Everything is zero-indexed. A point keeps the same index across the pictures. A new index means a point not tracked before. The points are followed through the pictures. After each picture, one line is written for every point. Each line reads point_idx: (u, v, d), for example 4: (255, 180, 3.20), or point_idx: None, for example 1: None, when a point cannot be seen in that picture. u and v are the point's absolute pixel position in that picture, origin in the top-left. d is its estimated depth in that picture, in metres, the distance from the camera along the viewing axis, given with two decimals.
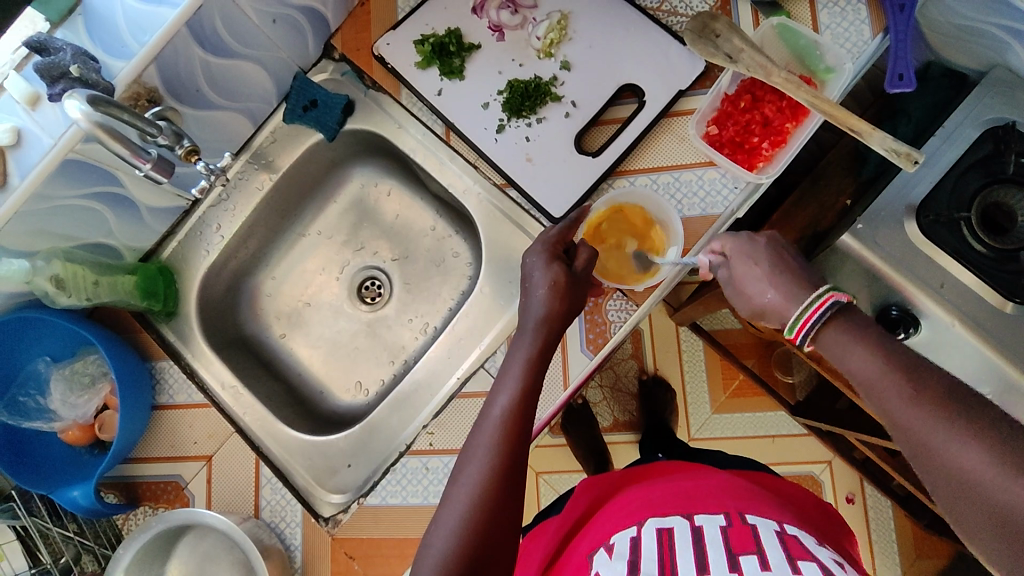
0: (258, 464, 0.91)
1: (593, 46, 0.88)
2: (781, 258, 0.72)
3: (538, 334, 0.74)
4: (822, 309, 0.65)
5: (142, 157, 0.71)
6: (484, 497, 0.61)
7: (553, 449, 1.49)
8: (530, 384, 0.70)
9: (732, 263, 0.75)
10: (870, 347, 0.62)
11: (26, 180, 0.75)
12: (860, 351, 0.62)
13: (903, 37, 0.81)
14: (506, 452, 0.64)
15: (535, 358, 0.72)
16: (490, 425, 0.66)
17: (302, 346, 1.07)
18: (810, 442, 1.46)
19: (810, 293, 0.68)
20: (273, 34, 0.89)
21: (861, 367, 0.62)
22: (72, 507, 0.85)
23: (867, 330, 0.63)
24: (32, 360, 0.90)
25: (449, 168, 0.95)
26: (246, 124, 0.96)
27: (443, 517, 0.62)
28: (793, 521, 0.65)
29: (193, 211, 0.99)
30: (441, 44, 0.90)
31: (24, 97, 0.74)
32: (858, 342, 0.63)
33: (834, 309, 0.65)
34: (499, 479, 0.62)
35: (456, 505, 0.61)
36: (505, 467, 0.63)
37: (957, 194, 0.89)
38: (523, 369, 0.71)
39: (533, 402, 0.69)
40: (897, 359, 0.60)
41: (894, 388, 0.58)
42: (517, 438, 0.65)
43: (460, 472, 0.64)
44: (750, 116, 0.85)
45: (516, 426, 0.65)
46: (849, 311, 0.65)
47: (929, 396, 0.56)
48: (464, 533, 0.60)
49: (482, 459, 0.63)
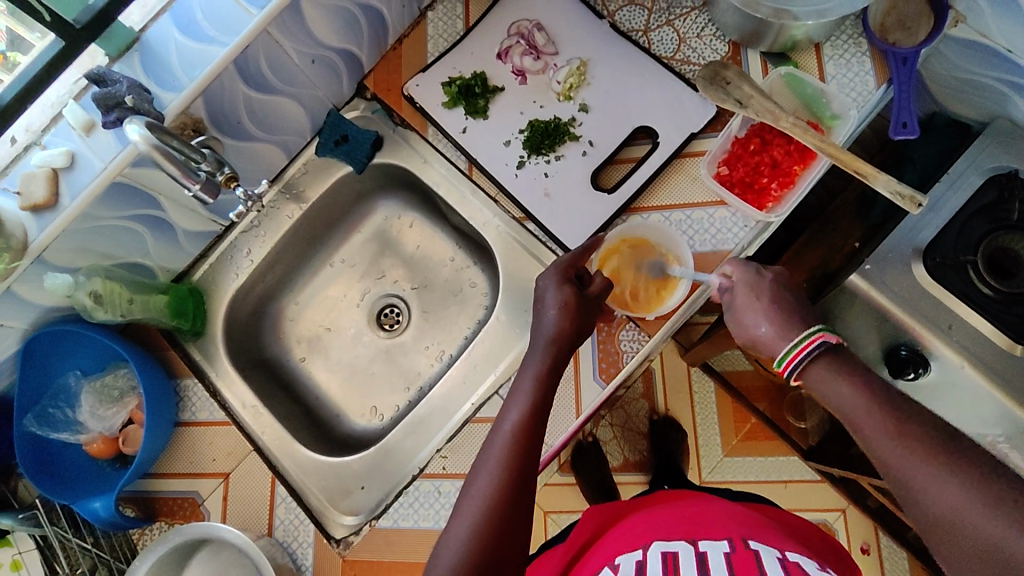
0: (273, 484, 0.92)
1: (610, 91, 0.94)
2: (779, 291, 0.75)
3: (547, 353, 0.76)
4: (808, 349, 0.68)
5: (192, 178, 0.77)
6: (492, 509, 0.63)
7: (561, 487, 1.48)
8: (539, 401, 0.72)
9: (736, 294, 0.78)
10: (852, 383, 0.64)
11: (76, 200, 0.80)
12: (842, 388, 0.64)
13: (905, 89, 0.86)
14: (514, 465, 0.66)
15: (544, 375, 0.74)
16: (501, 439, 0.68)
17: (321, 370, 1.10)
18: (824, 488, 1.45)
19: (800, 333, 0.70)
20: (311, 74, 0.95)
21: (845, 403, 0.64)
22: (91, 518, 0.87)
23: (851, 367, 0.66)
24: (63, 373, 0.93)
25: (470, 202, 1.00)
26: (280, 155, 1.02)
27: (453, 528, 0.63)
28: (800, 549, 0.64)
29: (226, 235, 1.04)
30: (468, 86, 0.96)
31: (79, 123, 0.81)
32: (841, 378, 0.65)
33: (822, 348, 0.67)
34: (505, 492, 0.64)
35: (466, 516, 0.63)
36: (512, 480, 0.65)
37: (963, 238, 0.91)
38: (533, 387, 0.73)
39: (543, 418, 0.71)
40: (880, 395, 0.62)
41: (874, 423, 0.60)
42: (526, 451, 0.67)
43: (470, 483, 0.66)
44: (759, 158, 0.88)
45: (525, 440, 0.68)
46: (836, 351, 0.67)
47: (911, 430, 0.58)
48: (473, 542, 0.61)
49: (492, 471, 0.65)
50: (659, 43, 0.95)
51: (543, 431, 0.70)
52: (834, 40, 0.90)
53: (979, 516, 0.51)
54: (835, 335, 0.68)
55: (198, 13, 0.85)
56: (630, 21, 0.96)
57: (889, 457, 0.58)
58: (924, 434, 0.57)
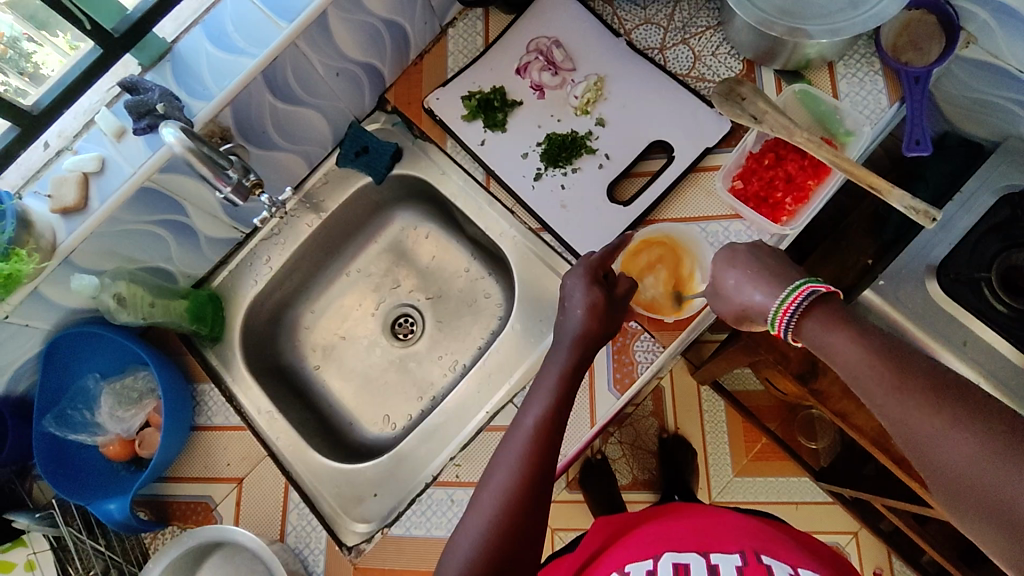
0: (287, 489, 0.92)
1: (625, 107, 0.96)
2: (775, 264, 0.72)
3: (572, 351, 0.76)
4: (800, 301, 0.66)
5: (224, 180, 0.79)
6: (511, 502, 0.63)
7: (569, 505, 1.47)
8: (562, 398, 0.72)
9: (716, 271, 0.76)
10: (851, 333, 0.61)
11: (105, 204, 0.82)
12: (841, 341, 0.62)
13: (919, 106, 0.88)
14: (533, 458, 0.66)
15: (569, 372, 0.74)
16: (522, 436, 0.68)
17: (335, 378, 1.11)
18: (835, 511, 1.43)
19: (788, 286, 0.68)
20: (335, 86, 0.97)
21: (842, 354, 0.61)
22: (107, 519, 0.87)
23: (847, 316, 0.63)
24: (82, 375, 0.95)
25: (487, 213, 1.01)
26: (302, 165, 1.04)
27: (471, 520, 0.64)
28: (810, 564, 0.64)
29: (246, 243, 1.05)
30: (487, 100, 0.98)
31: (111, 130, 0.83)
32: (838, 329, 0.63)
33: (811, 299, 0.65)
34: (524, 486, 0.64)
35: (484, 509, 0.63)
36: (531, 475, 0.65)
37: (976, 256, 0.91)
38: (556, 384, 0.73)
39: (566, 416, 0.71)
40: (877, 343, 0.60)
41: (876, 375, 0.58)
42: (547, 446, 0.67)
43: (489, 476, 0.66)
44: (774, 173, 0.89)
45: (546, 436, 0.67)
46: (826, 300, 0.65)
47: (912, 379, 0.56)
48: (491, 534, 0.62)
49: (512, 467, 0.65)
50: (675, 61, 0.97)
51: (565, 427, 0.70)
52: (847, 59, 0.92)
53: (992, 470, 0.50)
54: (825, 284, 0.66)
55: (229, 25, 0.88)
56: (646, 39, 0.98)
57: (895, 410, 0.56)
58: (929, 387, 0.55)
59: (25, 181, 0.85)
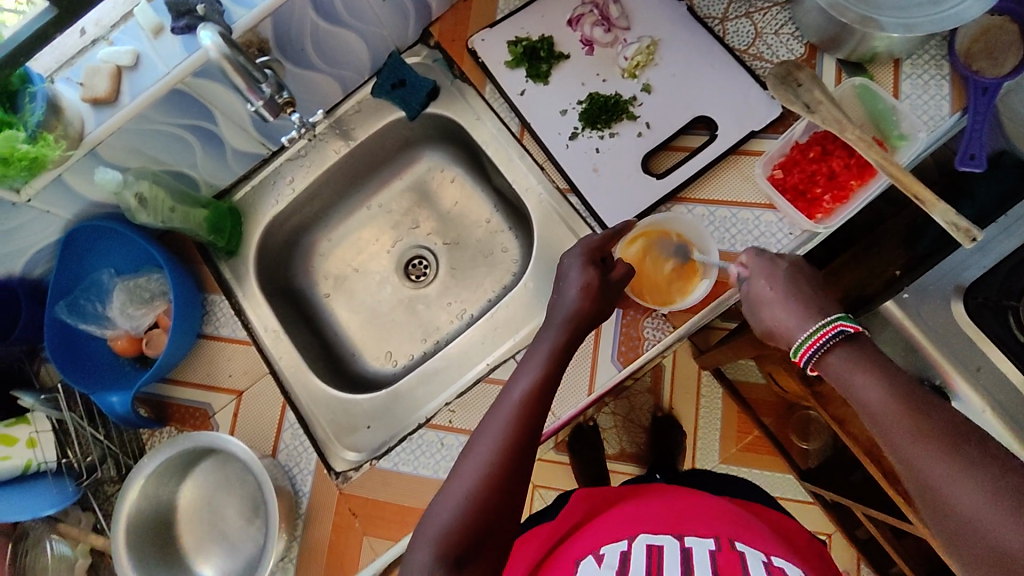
0: (284, 409, 0.94)
1: (676, 75, 0.92)
2: (800, 282, 0.74)
3: (562, 330, 0.76)
4: (822, 339, 0.67)
5: (257, 93, 0.77)
6: (492, 473, 0.64)
7: (553, 465, 1.50)
8: (550, 373, 0.72)
9: (752, 281, 0.77)
10: (875, 375, 0.62)
11: (136, 100, 0.81)
12: (863, 380, 0.62)
13: (980, 120, 0.83)
14: (516, 432, 0.66)
15: (558, 348, 0.74)
16: (507, 409, 0.69)
17: (344, 309, 1.12)
18: (813, 510, 1.45)
19: (817, 321, 0.69)
20: (380, 12, 0.93)
21: (865, 396, 0.62)
22: (109, 412, 0.91)
23: (872, 357, 0.64)
24: (98, 269, 0.96)
25: (516, 165, 0.99)
26: (336, 90, 1.02)
27: (452, 487, 0.64)
28: (785, 554, 0.66)
29: (271, 160, 1.05)
30: (533, 49, 0.95)
31: (148, 26, 0.80)
32: (861, 369, 0.63)
33: (838, 337, 0.66)
34: (506, 457, 0.65)
35: (466, 477, 0.64)
36: (513, 446, 0.65)
37: (1009, 283, 0.88)
38: (545, 359, 0.73)
39: (552, 391, 0.72)
40: (900, 388, 0.61)
41: (895, 421, 0.59)
42: (530, 420, 0.68)
43: (473, 445, 0.67)
44: (817, 167, 0.87)
45: (530, 410, 0.68)
46: (854, 340, 0.66)
47: (929, 429, 0.57)
48: (470, 504, 0.62)
49: (495, 437, 0.66)
50: (734, 34, 0.92)
51: (550, 403, 0.71)
52: (915, 58, 0.88)
53: (996, 518, 0.51)
54: (853, 324, 0.66)
55: None
56: (708, 7, 0.94)
57: (908, 455, 0.57)
58: (945, 436, 0.56)
59: (59, 65, 0.82)
